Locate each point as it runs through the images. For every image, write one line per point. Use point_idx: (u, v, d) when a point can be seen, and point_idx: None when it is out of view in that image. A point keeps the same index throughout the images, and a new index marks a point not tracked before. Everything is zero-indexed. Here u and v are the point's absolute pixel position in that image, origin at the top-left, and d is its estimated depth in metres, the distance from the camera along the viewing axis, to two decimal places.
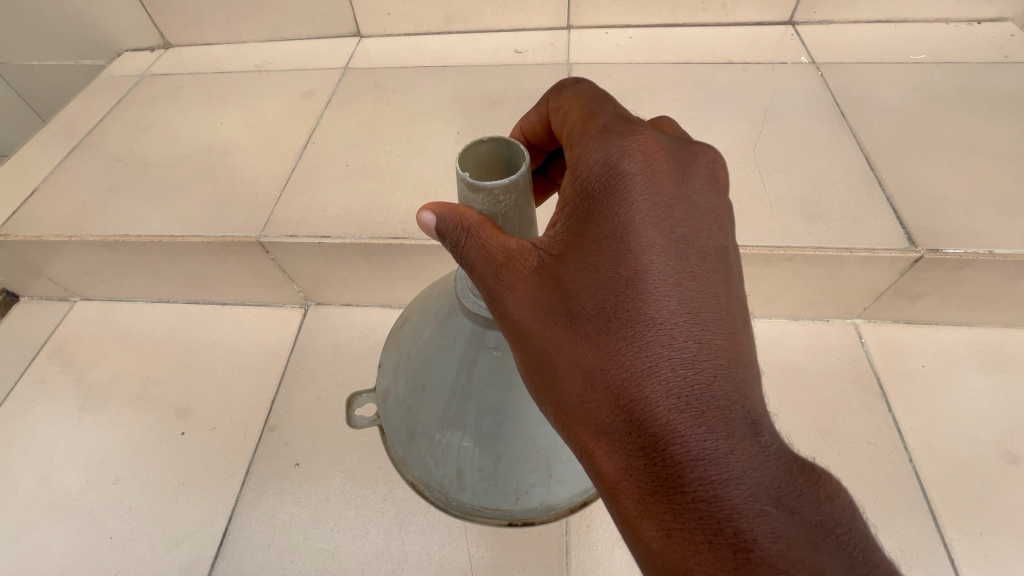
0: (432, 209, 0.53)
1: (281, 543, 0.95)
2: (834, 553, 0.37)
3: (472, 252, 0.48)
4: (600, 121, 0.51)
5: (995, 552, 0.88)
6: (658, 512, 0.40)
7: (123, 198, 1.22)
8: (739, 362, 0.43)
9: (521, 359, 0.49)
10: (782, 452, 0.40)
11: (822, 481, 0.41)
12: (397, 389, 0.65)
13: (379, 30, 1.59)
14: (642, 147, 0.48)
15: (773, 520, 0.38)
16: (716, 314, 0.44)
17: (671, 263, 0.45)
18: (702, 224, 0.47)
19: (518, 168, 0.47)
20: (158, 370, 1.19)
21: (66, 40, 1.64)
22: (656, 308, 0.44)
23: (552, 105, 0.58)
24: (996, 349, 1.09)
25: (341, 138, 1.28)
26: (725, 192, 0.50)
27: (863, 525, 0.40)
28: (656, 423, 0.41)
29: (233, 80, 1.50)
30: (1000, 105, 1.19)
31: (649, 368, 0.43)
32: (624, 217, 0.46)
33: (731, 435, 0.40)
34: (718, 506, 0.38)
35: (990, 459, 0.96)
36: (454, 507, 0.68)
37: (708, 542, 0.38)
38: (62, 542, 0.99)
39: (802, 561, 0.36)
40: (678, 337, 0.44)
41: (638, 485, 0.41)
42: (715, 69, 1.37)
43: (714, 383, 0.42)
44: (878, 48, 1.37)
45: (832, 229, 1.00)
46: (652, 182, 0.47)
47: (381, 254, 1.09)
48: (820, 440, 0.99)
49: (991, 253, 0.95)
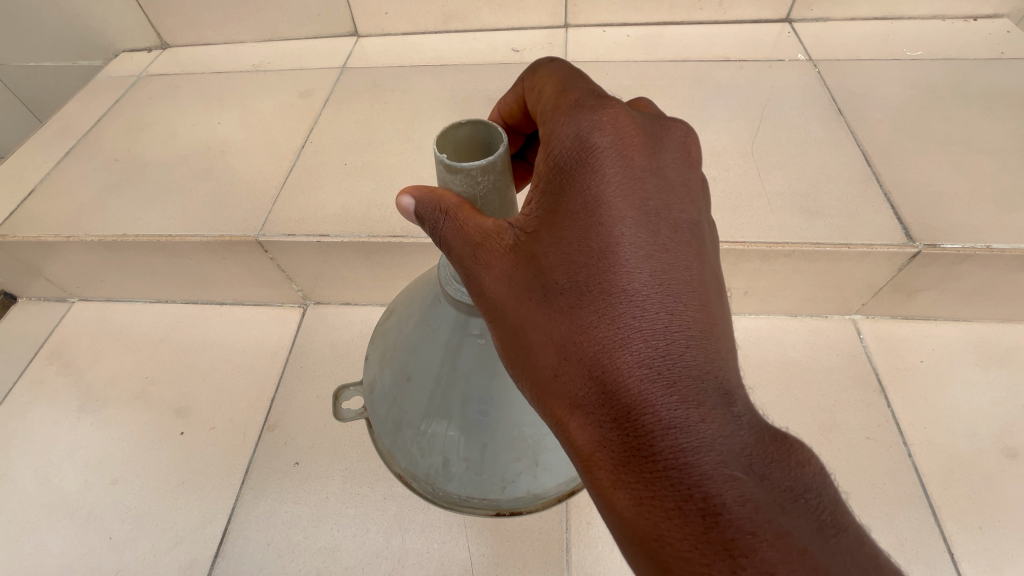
0: (411, 192, 0.53)
1: (281, 542, 0.95)
2: (801, 515, 0.39)
3: (450, 233, 0.49)
4: (572, 97, 0.51)
5: (995, 546, 0.88)
6: (630, 481, 0.41)
7: (120, 199, 1.21)
8: (710, 333, 0.44)
9: (499, 336, 0.50)
10: (752, 420, 0.41)
11: (792, 447, 0.42)
12: (383, 379, 0.66)
13: (377, 30, 1.59)
14: (612, 121, 0.48)
15: (742, 484, 0.39)
16: (688, 287, 0.45)
17: (642, 237, 0.46)
18: (674, 198, 0.48)
19: (496, 150, 0.47)
20: (156, 370, 1.19)
21: (63, 42, 1.64)
22: (628, 281, 0.45)
23: (527, 84, 0.58)
24: (994, 343, 1.09)
25: (339, 137, 1.28)
26: (697, 166, 0.50)
27: (830, 488, 0.42)
28: (628, 393, 0.42)
29: (231, 80, 1.50)
30: (996, 100, 1.19)
31: (621, 340, 0.44)
32: (595, 191, 0.47)
33: (701, 403, 0.41)
34: (688, 473, 0.39)
35: (989, 453, 0.97)
36: (443, 497, 0.69)
37: (679, 507, 0.39)
38: (61, 543, 0.99)
39: (769, 523, 0.38)
40: (649, 309, 0.44)
41: (611, 455, 0.42)
42: (712, 66, 1.37)
43: (686, 354, 0.43)
44: (875, 45, 1.38)
45: (830, 225, 1.00)
46: (624, 156, 0.47)
47: (380, 252, 1.09)
48: (820, 436, 0.99)
49: (988, 247, 0.95)
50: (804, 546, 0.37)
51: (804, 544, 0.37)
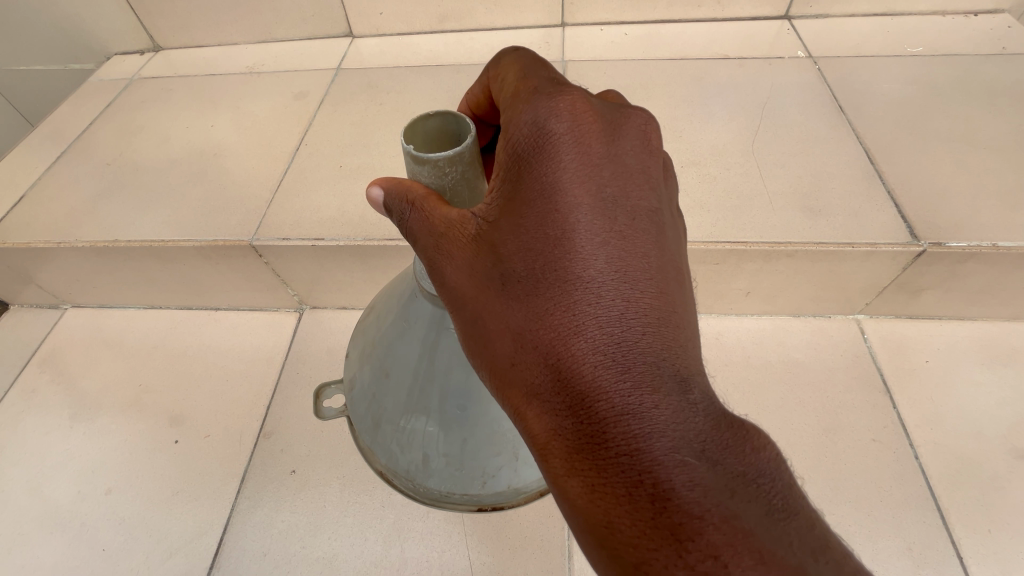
0: (380, 184, 0.53)
1: (278, 553, 0.93)
2: (752, 499, 0.38)
3: (417, 225, 0.49)
4: (532, 84, 0.49)
5: (1005, 550, 0.86)
6: (583, 469, 0.40)
7: (112, 203, 1.20)
8: (666, 320, 0.44)
9: (460, 326, 0.50)
10: (707, 407, 0.41)
11: (748, 433, 0.42)
12: (363, 376, 0.65)
13: (372, 30, 1.57)
14: (570, 107, 0.46)
15: (692, 470, 0.38)
16: (645, 274, 0.45)
17: (599, 223, 0.45)
18: (632, 184, 0.46)
19: (464, 141, 0.47)
20: (150, 377, 1.17)
21: (54, 45, 1.63)
22: (584, 268, 0.45)
23: (491, 75, 0.55)
24: (1000, 342, 1.08)
25: (334, 139, 1.27)
26: (658, 152, 0.49)
27: (785, 473, 0.42)
28: (583, 380, 0.42)
29: (225, 82, 1.48)
30: (999, 96, 1.18)
31: (576, 327, 0.44)
32: (552, 178, 0.45)
33: (655, 390, 0.41)
34: (640, 459, 0.39)
35: (996, 454, 0.95)
36: (424, 494, 0.67)
37: (628, 494, 0.39)
38: (53, 556, 0.97)
39: (717, 507, 0.37)
40: (605, 296, 0.44)
41: (565, 443, 0.42)
42: (712, 64, 1.35)
43: (642, 341, 0.43)
44: (875, 41, 1.36)
45: (833, 224, 0.99)
46: (580, 142, 0.46)
47: (375, 256, 1.07)
48: (825, 439, 0.98)
49: (994, 245, 0.94)
50: (751, 530, 0.36)
51: (751, 528, 0.36)
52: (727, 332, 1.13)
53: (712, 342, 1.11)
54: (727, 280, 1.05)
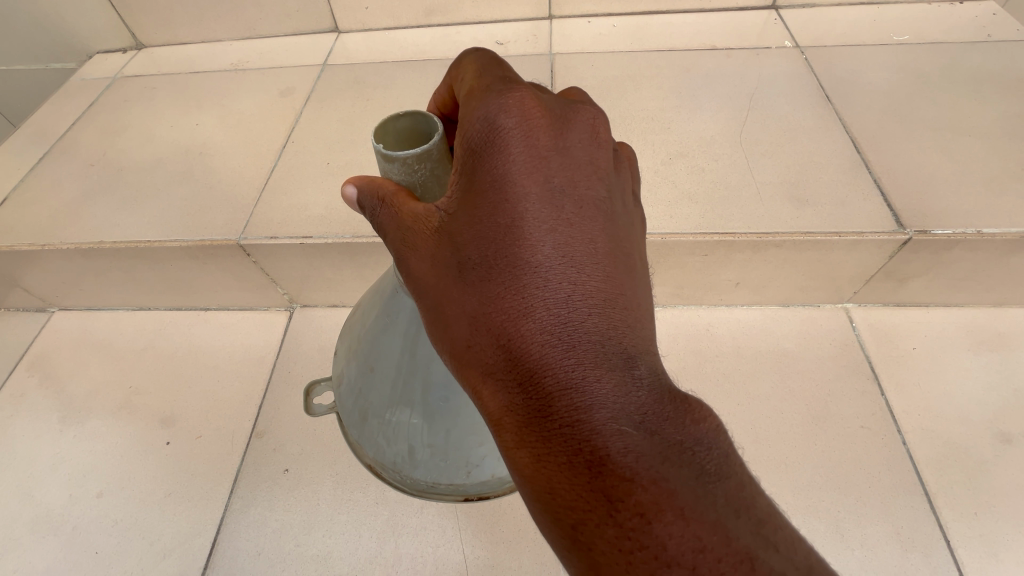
0: (354, 182, 0.52)
1: (272, 552, 0.93)
2: (686, 466, 0.39)
3: (386, 221, 0.49)
4: (484, 82, 0.49)
5: (990, 532, 0.88)
6: (530, 440, 0.42)
7: (96, 204, 1.18)
8: (614, 301, 0.45)
9: (426, 314, 0.50)
10: (651, 382, 0.42)
11: (689, 405, 0.43)
12: (349, 371, 0.65)
13: (358, 25, 1.56)
14: (519, 102, 0.46)
15: (628, 438, 0.40)
16: (592, 259, 0.46)
17: (547, 211, 0.46)
18: (580, 176, 0.47)
19: (433, 139, 0.47)
20: (141, 379, 1.16)
21: (35, 45, 1.60)
22: (534, 253, 0.45)
23: (452, 75, 0.55)
24: (986, 329, 1.09)
25: (321, 136, 1.25)
26: (607, 144, 0.49)
27: (725, 443, 0.42)
28: (531, 358, 0.43)
29: (209, 80, 1.46)
30: (983, 84, 1.18)
31: (526, 310, 0.45)
32: (501, 170, 0.45)
33: (599, 366, 0.42)
34: (581, 429, 0.40)
35: (982, 438, 0.96)
36: (410, 485, 0.68)
37: (570, 461, 0.40)
38: (46, 560, 0.96)
39: (649, 472, 0.38)
40: (553, 281, 0.45)
41: (516, 417, 0.43)
42: (699, 55, 1.35)
43: (587, 322, 0.44)
44: (862, 30, 1.37)
45: (820, 214, 0.99)
46: (530, 136, 0.46)
47: (364, 253, 1.06)
48: (814, 427, 0.99)
49: (979, 232, 0.94)
50: (679, 493, 0.38)
51: (679, 490, 0.38)
52: (717, 323, 1.13)
53: (703, 333, 1.12)
54: (716, 271, 1.06)
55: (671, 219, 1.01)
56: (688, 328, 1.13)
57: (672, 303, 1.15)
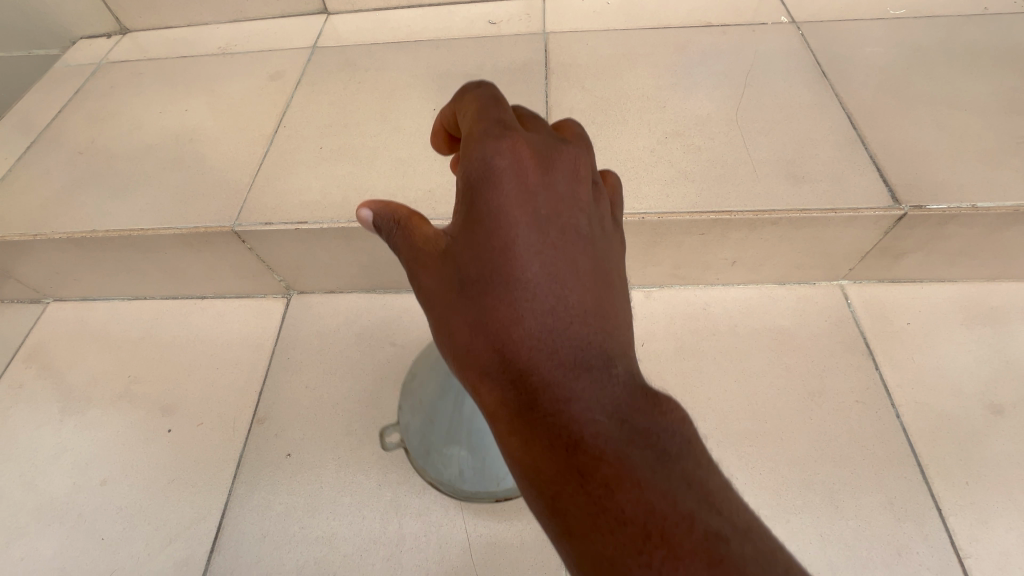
0: (370, 205, 0.56)
1: (276, 534, 0.94)
2: (652, 452, 0.42)
3: (400, 242, 0.55)
4: (481, 124, 0.52)
5: (982, 501, 0.89)
6: (518, 430, 0.45)
7: (87, 193, 1.17)
8: (594, 313, 0.49)
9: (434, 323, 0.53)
10: (626, 380, 0.46)
11: (656, 398, 0.46)
12: None
13: (347, 6, 1.53)
14: (513, 150, 0.50)
15: (600, 425, 0.44)
16: (576, 275, 0.49)
17: (535, 236, 0.49)
18: (565, 208, 0.50)
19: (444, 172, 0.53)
20: (140, 369, 1.16)
21: (16, 31, 1.56)
22: (523, 273, 0.48)
23: (454, 107, 0.57)
24: (979, 303, 1.10)
25: (313, 120, 1.24)
26: (587, 180, 0.53)
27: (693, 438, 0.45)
28: (518, 358, 0.47)
29: (197, 65, 1.43)
30: (980, 58, 1.17)
31: (515, 319, 0.48)
32: (495, 205, 0.49)
33: (575, 365, 0.46)
34: (562, 417, 0.44)
35: (975, 410, 0.98)
36: None
37: (551, 445, 0.43)
38: (52, 547, 0.97)
39: (617, 455, 0.42)
40: (540, 293, 0.48)
41: (508, 411, 0.46)
42: (695, 32, 1.33)
43: (570, 328, 0.47)
44: (859, 4, 1.35)
45: (817, 191, 0.99)
46: (520, 176, 0.49)
47: (360, 238, 1.06)
48: (810, 402, 1.00)
49: (974, 207, 0.95)
50: (643, 477, 0.41)
51: (643, 475, 0.41)
52: (714, 302, 1.14)
53: (700, 312, 1.13)
54: (713, 250, 1.06)
55: (668, 198, 1.01)
56: (685, 308, 1.14)
57: (669, 283, 1.16)
